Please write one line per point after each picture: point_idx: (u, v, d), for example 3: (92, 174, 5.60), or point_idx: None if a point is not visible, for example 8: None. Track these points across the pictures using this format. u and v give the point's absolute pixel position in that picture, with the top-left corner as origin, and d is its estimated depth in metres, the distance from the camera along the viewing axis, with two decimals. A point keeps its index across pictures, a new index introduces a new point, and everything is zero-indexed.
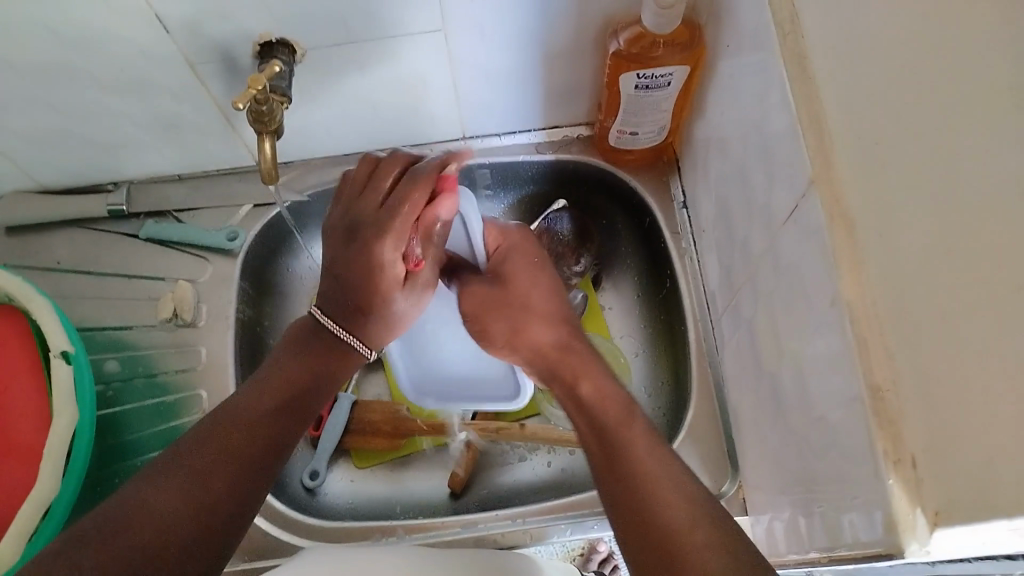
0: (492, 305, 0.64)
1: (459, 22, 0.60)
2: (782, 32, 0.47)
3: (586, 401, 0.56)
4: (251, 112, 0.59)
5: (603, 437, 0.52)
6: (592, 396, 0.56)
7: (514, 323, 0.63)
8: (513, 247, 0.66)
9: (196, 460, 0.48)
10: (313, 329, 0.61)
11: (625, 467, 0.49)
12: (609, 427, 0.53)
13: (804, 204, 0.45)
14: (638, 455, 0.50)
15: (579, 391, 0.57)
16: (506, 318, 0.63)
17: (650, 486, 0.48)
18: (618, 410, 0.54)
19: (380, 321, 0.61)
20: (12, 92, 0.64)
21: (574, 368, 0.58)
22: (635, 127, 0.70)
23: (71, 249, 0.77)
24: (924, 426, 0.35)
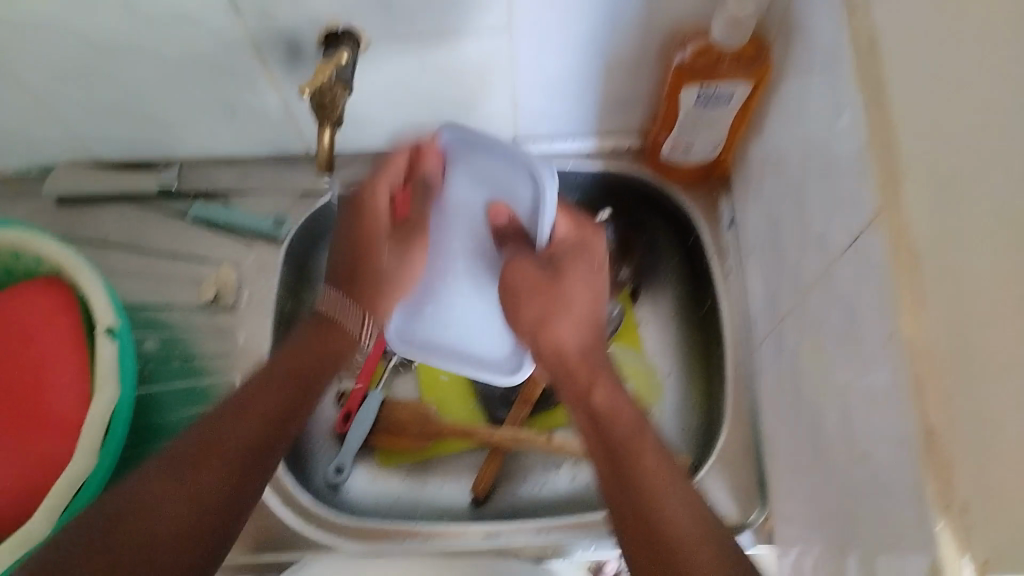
0: (534, 289, 0.60)
1: (525, 24, 0.61)
2: (858, 55, 0.46)
3: (597, 413, 0.53)
4: (313, 98, 0.58)
5: (610, 449, 0.51)
6: (606, 404, 0.54)
7: (543, 312, 0.59)
8: (584, 242, 0.62)
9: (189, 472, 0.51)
10: (316, 321, 0.64)
11: (628, 485, 0.49)
12: (617, 439, 0.52)
13: (866, 232, 0.44)
14: (641, 474, 0.49)
15: (592, 401, 0.54)
16: (539, 305, 0.59)
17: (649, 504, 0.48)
18: (628, 429, 0.52)
19: (374, 293, 0.65)
20: (80, 64, 0.64)
21: (590, 375, 0.56)
22: (689, 143, 0.69)
23: (120, 224, 0.78)
24: (978, 472, 0.35)
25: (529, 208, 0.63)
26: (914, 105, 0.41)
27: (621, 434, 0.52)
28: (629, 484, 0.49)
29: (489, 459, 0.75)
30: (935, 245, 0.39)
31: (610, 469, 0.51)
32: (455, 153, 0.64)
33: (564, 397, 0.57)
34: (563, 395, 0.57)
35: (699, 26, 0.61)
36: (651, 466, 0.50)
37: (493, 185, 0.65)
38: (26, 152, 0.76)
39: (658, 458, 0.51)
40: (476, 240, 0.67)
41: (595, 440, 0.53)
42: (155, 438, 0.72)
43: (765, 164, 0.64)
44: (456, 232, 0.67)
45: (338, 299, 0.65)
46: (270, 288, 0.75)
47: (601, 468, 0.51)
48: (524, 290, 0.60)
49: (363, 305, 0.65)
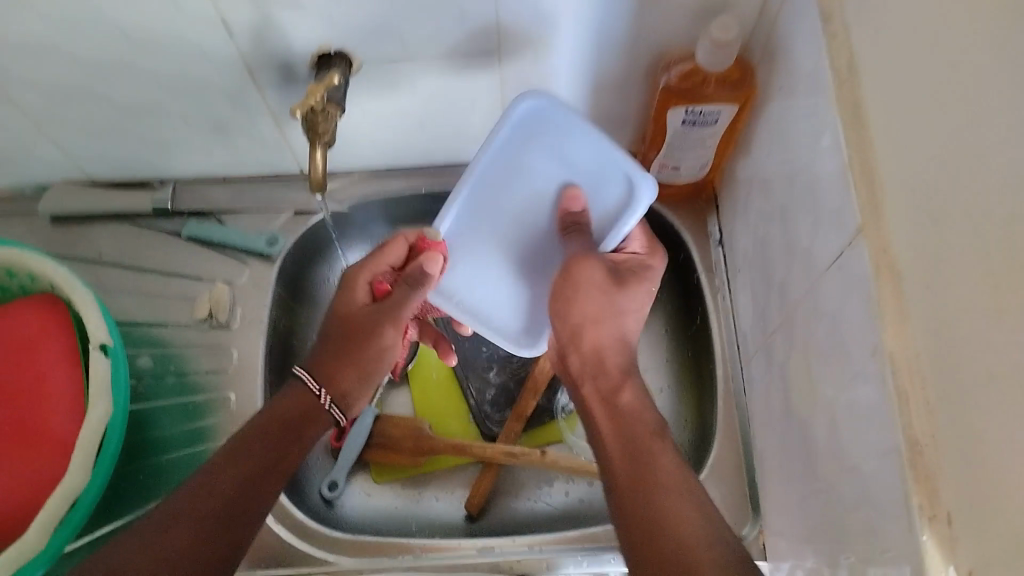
0: (594, 289, 0.58)
1: (514, 46, 0.61)
2: (838, 78, 0.47)
3: (624, 413, 0.55)
4: (304, 121, 0.59)
5: (626, 441, 0.53)
6: (624, 409, 0.56)
7: (601, 312, 0.58)
8: (644, 263, 0.61)
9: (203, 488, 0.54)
10: (295, 382, 0.62)
11: (639, 469, 0.51)
12: (635, 435, 0.53)
13: (850, 250, 0.45)
14: (659, 467, 0.51)
15: (622, 399, 0.56)
16: (602, 301, 0.58)
17: (656, 496, 0.49)
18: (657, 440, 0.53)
19: (345, 367, 0.63)
20: (73, 86, 0.65)
21: (619, 373, 0.58)
22: (677, 163, 0.70)
23: (114, 243, 0.78)
24: (963, 484, 0.35)
25: (609, 212, 0.61)
26: (894, 126, 0.42)
27: (639, 430, 0.54)
28: (642, 467, 0.51)
29: (483, 474, 0.75)
30: (917, 262, 0.39)
31: (624, 461, 0.52)
32: (543, 117, 0.59)
33: (589, 400, 0.58)
34: (586, 391, 0.59)
35: (685, 49, 0.62)
36: (666, 472, 0.51)
37: (576, 167, 0.61)
38: (21, 172, 0.77)
39: (672, 463, 0.51)
40: (544, 216, 0.62)
41: (613, 432, 0.55)
42: (150, 454, 0.72)
43: (752, 183, 0.64)
44: (521, 195, 0.61)
45: (314, 366, 0.63)
46: (263, 305, 0.76)
47: (617, 462, 0.52)
48: (574, 287, 0.58)
49: (334, 377, 0.62)
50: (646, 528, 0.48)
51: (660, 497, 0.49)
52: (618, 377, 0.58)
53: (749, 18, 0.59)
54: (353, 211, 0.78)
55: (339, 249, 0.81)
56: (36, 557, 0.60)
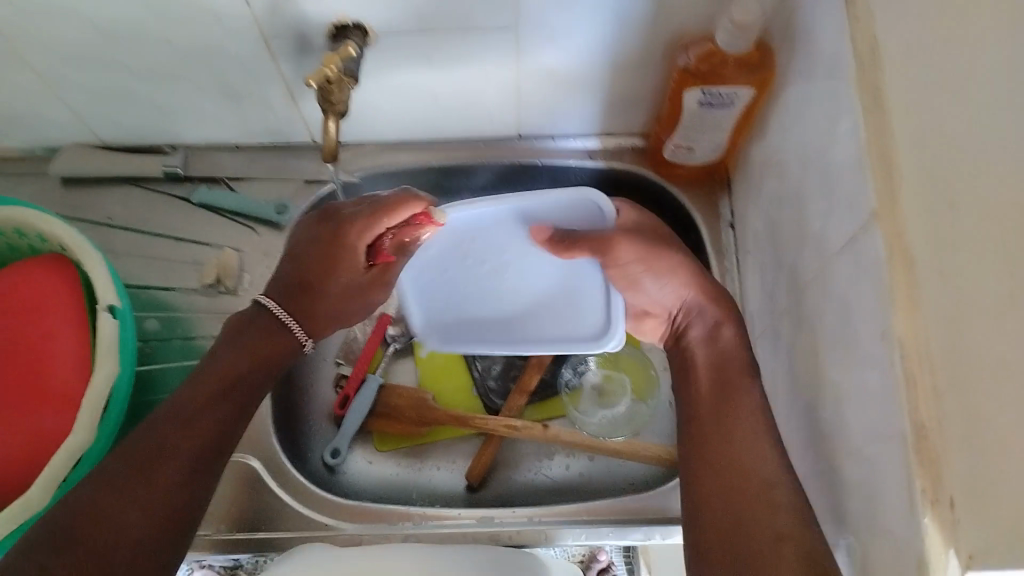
0: (646, 253, 0.61)
1: (532, 22, 0.61)
2: (860, 64, 0.47)
3: (710, 360, 0.59)
4: (319, 91, 0.59)
5: (720, 390, 0.57)
6: (717, 351, 0.59)
7: (662, 274, 0.62)
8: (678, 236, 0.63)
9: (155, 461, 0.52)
10: (251, 318, 0.63)
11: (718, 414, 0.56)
12: (726, 384, 0.57)
13: (864, 237, 0.45)
14: (740, 418, 0.55)
15: (693, 344, 0.61)
16: (657, 267, 0.62)
17: (730, 438, 0.54)
18: (744, 395, 0.56)
19: (318, 297, 0.65)
20: (87, 48, 0.65)
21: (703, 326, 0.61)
22: (691, 143, 0.70)
23: (123, 206, 0.79)
24: (967, 472, 0.36)
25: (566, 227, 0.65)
26: (915, 115, 0.42)
27: (729, 375, 0.57)
28: (725, 417, 0.55)
29: (485, 446, 0.76)
30: (931, 251, 0.40)
31: (710, 406, 0.56)
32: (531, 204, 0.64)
33: (692, 344, 0.61)
34: (689, 336, 0.62)
35: (703, 30, 0.62)
36: (753, 423, 0.54)
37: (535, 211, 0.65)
38: (32, 132, 0.77)
39: (757, 417, 0.54)
40: (540, 260, 0.67)
41: (708, 378, 0.58)
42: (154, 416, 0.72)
43: (765, 167, 0.65)
44: (512, 242, 0.66)
45: (285, 296, 0.64)
46: (269, 273, 0.76)
47: (702, 413, 0.56)
48: (636, 262, 0.62)
49: (303, 309, 0.64)
50: (723, 475, 0.52)
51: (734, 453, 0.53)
52: (708, 330, 0.60)
53: (770, 0, 0.59)
54: (363, 181, 0.78)
55: None
56: (39, 512, 0.60)
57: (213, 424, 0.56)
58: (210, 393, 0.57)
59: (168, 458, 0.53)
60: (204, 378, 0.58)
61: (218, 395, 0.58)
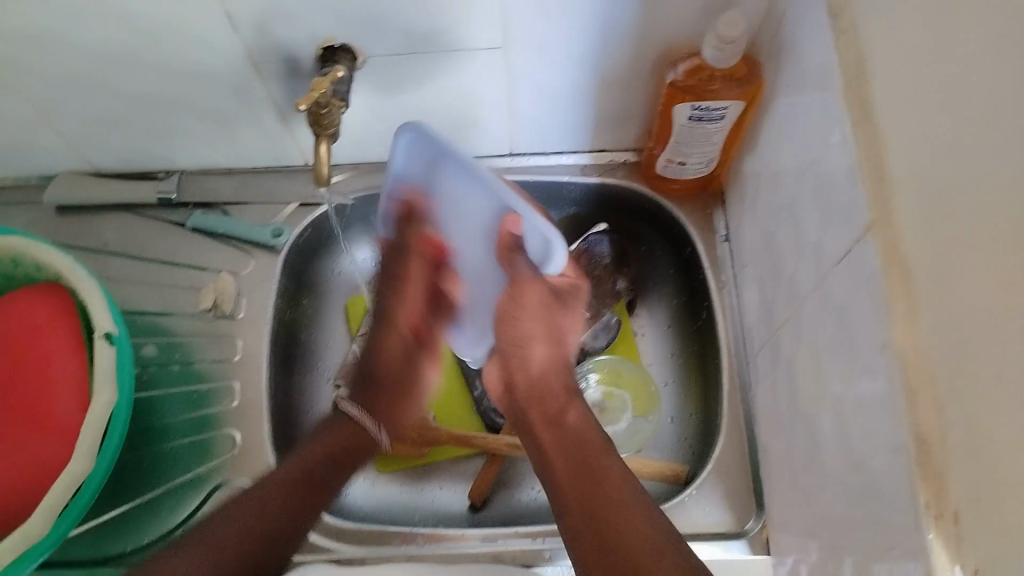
0: (533, 311, 0.65)
1: (521, 42, 0.61)
2: (849, 74, 0.47)
3: (565, 423, 0.64)
4: (309, 114, 0.60)
5: (574, 455, 0.61)
6: (569, 430, 0.63)
7: (539, 342, 0.66)
8: (580, 285, 0.69)
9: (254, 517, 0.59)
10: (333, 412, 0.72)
11: (584, 473, 0.59)
12: (585, 450, 0.61)
13: (860, 249, 0.45)
14: (603, 473, 0.59)
15: (567, 416, 0.64)
16: (545, 332, 0.66)
17: (605, 496, 0.57)
18: (606, 464, 0.60)
19: (389, 393, 0.73)
20: (79, 77, 0.65)
21: (560, 401, 0.66)
22: (683, 158, 0.70)
23: (119, 234, 0.78)
24: (969, 484, 0.35)
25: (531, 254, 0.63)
26: (905, 124, 0.42)
27: (588, 448, 0.62)
28: (588, 470, 0.60)
29: (488, 465, 0.75)
30: (926, 264, 0.40)
31: (573, 476, 0.60)
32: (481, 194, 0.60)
33: (540, 426, 0.65)
34: (535, 417, 0.66)
35: (692, 45, 0.62)
36: (624, 497, 0.57)
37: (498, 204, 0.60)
38: (26, 162, 0.77)
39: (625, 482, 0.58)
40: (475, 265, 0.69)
41: (564, 461, 0.62)
42: (155, 442, 0.72)
43: (758, 179, 0.65)
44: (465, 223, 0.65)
45: (362, 399, 0.72)
46: (267, 296, 0.76)
47: (560, 473, 0.61)
48: (521, 306, 0.65)
49: (382, 415, 0.72)
50: (603, 545, 0.54)
51: (615, 520, 0.55)
52: (554, 414, 0.65)
53: (758, 13, 0.59)
54: (357, 203, 0.78)
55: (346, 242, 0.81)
56: (35, 545, 0.60)
57: (281, 516, 0.60)
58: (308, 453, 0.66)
59: (246, 540, 0.58)
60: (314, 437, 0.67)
61: (327, 454, 0.67)
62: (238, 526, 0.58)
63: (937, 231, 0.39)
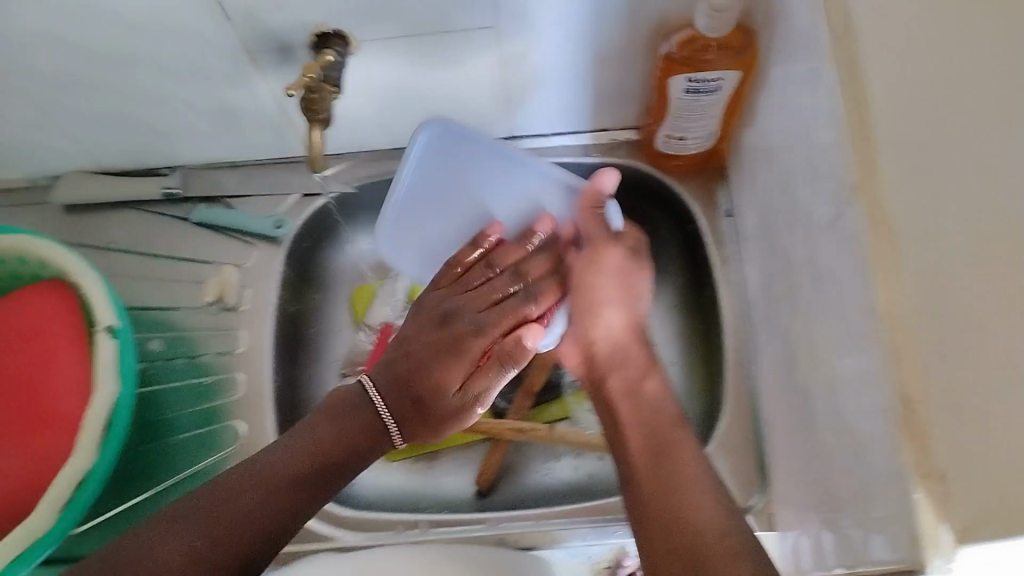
0: (613, 264, 0.60)
1: (511, 21, 0.61)
2: (834, 36, 0.46)
3: (644, 405, 0.55)
4: (303, 99, 0.60)
5: (658, 455, 0.51)
6: (641, 401, 0.55)
7: (617, 288, 0.60)
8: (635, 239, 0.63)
9: (223, 507, 0.49)
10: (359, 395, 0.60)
11: (670, 480, 0.49)
12: (669, 451, 0.51)
13: (846, 212, 0.44)
14: (687, 476, 0.49)
15: (641, 385, 0.57)
16: (613, 280, 0.60)
17: (691, 516, 0.46)
18: (691, 468, 0.50)
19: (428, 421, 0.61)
20: (78, 74, 0.66)
21: (635, 367, 0.57)
22: (682, 133, 0.69)
23: (125, 230, 0.80)
24: (955, 441, 0.35)
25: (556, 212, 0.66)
26: (890, 80, 0.41)
27: (667, 439, 0.52)
28: (675, 480, 0.49)
29: (492, 451, 0.76)
30: (911, 220, 0.39)
31: (656, 482, 0.49)
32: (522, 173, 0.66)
33: (614, 393, 0.57)
34: (610, 384, 0.58)
35: (684, 16, 0.61)
36: (697, 486, 0.48)
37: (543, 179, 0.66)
38: (32, 162, 0.78)
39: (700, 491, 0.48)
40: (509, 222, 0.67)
41: (646, 459, 0.51)
42: (162, 435, 0.73)
43: (756, 152, 0.64)
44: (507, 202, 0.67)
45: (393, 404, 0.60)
46: (273, 287, 0.77)
47: (641, 477, 0.50)
48: (596, 268, 0.61)
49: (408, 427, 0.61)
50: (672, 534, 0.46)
51: (686, 513, 0.47)
52: (632, 383, 0.57)
53: None
54: (360, 190, 0.78)
55: (348, 230, 0.81)
56: (41, 540, 0.61)
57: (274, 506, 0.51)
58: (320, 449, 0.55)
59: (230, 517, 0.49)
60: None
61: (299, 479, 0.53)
62: (158, 557, 0.46)
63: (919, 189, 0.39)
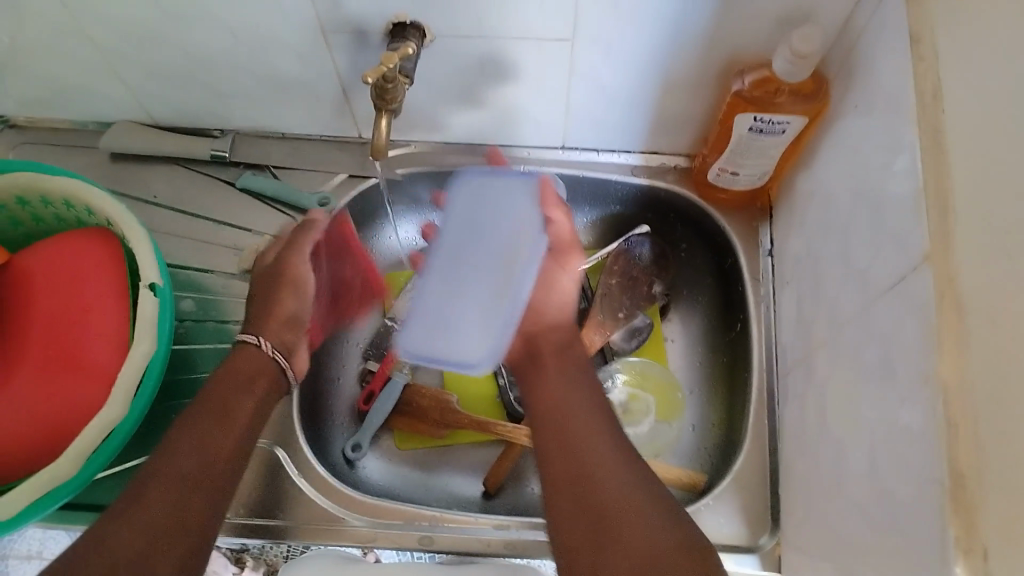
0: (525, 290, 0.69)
1: (587, 35, 0.61)
2: (922, 102, 0.47)
3: (565, 434, 0.57)
4: (374, 87, 0.60)
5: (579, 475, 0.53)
6: (568, 355, 0.65)
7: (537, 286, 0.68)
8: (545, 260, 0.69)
9: (196, 466, 0.54)
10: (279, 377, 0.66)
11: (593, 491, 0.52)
12: (587, 462, 0.54)
13: (912, 278, 0.45)
14: (612, 488, 0.52)
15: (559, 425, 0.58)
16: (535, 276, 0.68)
17: (629, 528, 0.49)
18: (581, 404, 0.60)
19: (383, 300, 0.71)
20: (148, 28, 0.66)
21: (562, 412, 0.59)
22: (737, 169, 0.70)
23: (169, 186, 0.80)
24: (999, 525, 0.35)
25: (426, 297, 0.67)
26: (972, 157, 0.42)
27: (583, 453, 0.55)
28: (594, 492, 0.52)
29: (505, 455, 0.75)
30: (976, 297, 0.39)
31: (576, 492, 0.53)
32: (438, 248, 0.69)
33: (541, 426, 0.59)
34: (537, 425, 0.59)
35: (760, 55, 0.62)
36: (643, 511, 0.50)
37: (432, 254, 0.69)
38: (86, 106, 0.78)
39: (647, 504, 0.51)
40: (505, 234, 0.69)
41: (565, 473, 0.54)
42: (183, 394, 0.72)
43: (811, 199, 0.64)
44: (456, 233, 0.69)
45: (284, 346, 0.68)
46: (310, 261, 0.77)
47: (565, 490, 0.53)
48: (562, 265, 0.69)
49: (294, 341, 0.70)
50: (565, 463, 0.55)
51: (610, 511, 0.50)
52: (561, 344, 0.66)
53: (832, 32, 0.58)
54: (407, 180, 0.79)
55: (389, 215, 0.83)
56: (59, 486, 0.61)
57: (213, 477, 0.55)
58: (229, 426, 0.58)
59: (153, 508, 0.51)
60: (214, 400, 0.59)
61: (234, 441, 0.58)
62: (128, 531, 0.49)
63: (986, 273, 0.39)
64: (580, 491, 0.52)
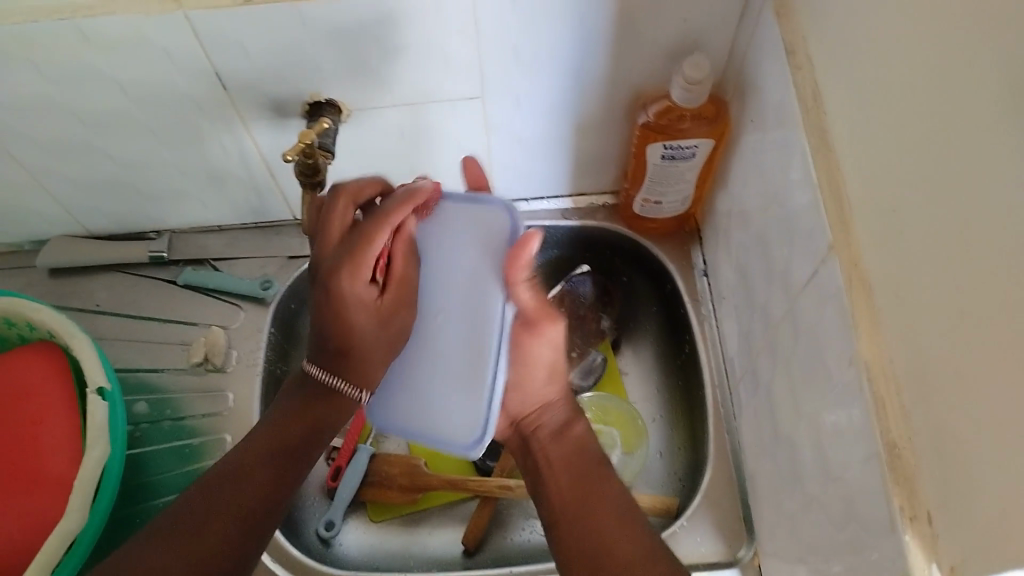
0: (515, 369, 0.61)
1: (496, 91, 0.64)
2: (805, 107, 0.50)
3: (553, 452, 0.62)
4: (298, 167, 0.62)
5: (577, 490, 0.58)
6: (569, 444, 0.62)
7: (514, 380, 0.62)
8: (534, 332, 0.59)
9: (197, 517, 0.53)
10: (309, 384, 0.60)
11: (587, 507, 0.56)
12: (588, 481, 0.58)
13: (823, 272, 0.47)
14: (603, 506, 0.56)
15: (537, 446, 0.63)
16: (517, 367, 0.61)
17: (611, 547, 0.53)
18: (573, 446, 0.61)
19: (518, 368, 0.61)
20: (73, 141, 0.67)
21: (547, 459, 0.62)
22: (659, 197, 0.72)
23: (111, 292, 0.80)
24: (936, 488, 0.37)
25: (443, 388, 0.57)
26: (856, 152, 0.44)
27: (586, 463, 0.60)
28: (590, 503, 0.57)
29: (481, 508, 0.75)
30: (883, 277, 0.42)
31: (569, 502, 0.57)
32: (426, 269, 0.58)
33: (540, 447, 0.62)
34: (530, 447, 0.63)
35: (660, 86, 0.65)
36: (618, 526, 0.55)
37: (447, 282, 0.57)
38: (17, 226, 0.78)
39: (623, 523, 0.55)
40: (450, 273, 0.57)
41: (565, 489, 0.59)
42: (146, 499, 0.72)
43: (730, 214, 0.67)
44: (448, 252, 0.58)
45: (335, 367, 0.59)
46: (258, 347, 0.77)
47: (558, 499, 0.58)
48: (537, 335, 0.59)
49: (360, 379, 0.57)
50: (574, 481, 0.59)
51: (597, 523, 0.55)
52: (559, 427, 0.63)
53: (722, 56, 0.62)
54: None
55: None
56: None
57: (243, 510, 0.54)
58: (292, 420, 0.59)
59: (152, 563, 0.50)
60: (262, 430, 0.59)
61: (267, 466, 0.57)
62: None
63: (884, 255, 0.42)
64: (583, 507, 0.56)
